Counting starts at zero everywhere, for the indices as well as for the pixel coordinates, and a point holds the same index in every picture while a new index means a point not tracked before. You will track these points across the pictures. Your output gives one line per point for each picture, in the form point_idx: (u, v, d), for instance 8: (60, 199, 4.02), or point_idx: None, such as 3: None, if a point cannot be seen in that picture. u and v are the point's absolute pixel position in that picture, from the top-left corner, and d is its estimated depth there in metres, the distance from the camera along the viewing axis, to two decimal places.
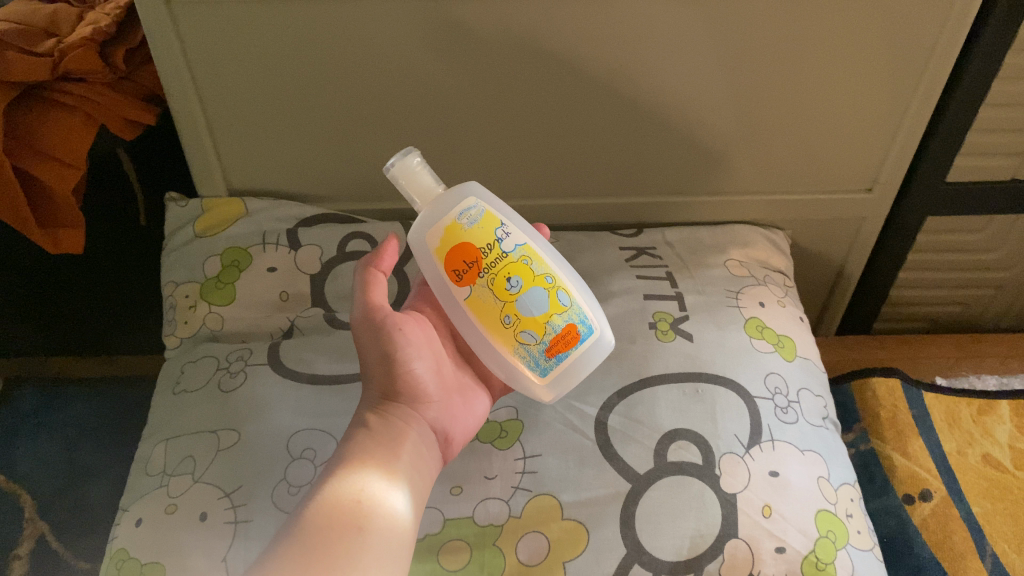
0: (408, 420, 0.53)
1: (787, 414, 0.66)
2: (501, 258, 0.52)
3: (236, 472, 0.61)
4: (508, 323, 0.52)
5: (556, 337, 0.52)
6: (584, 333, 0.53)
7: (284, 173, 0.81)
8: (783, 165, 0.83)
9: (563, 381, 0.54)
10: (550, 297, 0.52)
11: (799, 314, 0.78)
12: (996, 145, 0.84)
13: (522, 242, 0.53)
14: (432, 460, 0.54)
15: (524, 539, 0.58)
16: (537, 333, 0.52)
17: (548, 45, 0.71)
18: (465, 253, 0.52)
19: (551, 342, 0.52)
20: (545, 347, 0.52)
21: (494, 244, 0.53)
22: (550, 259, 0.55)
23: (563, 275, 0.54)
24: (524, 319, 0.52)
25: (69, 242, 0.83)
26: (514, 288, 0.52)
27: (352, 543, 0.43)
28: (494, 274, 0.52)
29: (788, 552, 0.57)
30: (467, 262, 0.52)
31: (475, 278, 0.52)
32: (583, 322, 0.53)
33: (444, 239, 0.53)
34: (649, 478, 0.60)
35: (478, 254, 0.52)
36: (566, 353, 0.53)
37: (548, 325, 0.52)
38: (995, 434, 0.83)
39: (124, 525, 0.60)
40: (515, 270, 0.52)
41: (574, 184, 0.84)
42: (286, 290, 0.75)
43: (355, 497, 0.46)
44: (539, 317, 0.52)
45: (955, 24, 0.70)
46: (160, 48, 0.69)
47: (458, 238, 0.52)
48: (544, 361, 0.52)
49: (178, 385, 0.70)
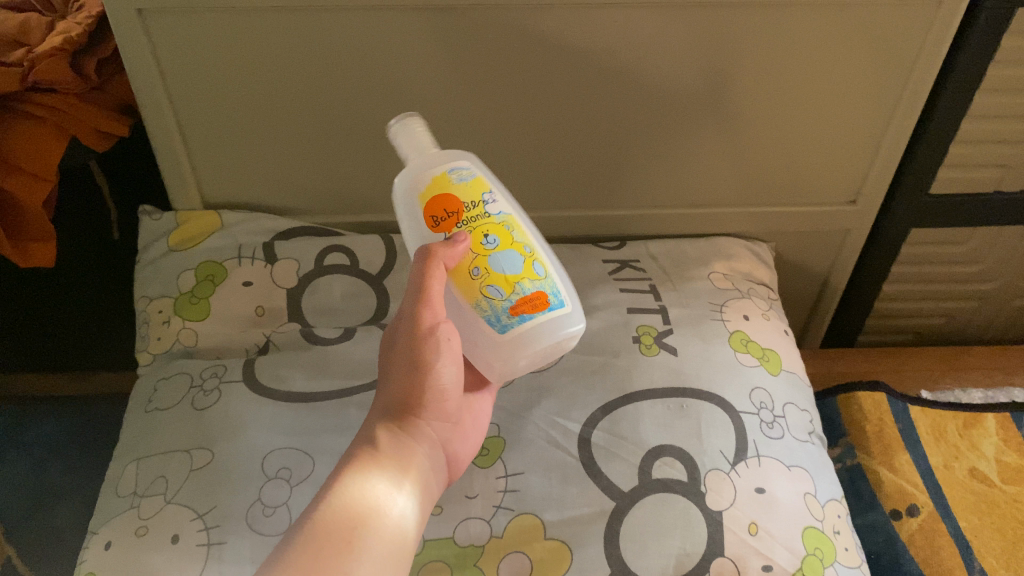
0: (424, 438, 0.49)
1: (772, 429, 0.65)
2: (483, 216, 0.52)
3: (209, 493, 0.59)
4: (475, 276, 0.50)
5: (523, 297, 0.50)
6: (553, 303, 0.51)
7: (259, 186, 0.79)
8: (766, 176, 0.83)
9: (525, 361, 0.51)
10: (524, 262, 0.52)
11: (783, 327, 0.77)
12: (978, 157, 0.83)
13: (507, 211, 0.53)
14: (435, 482, 0.50)
15: (506, 559, 0.57)
16: (503, 290, 0.50)
17: (528, 57, 0.70)
18: (447, 203, 0.52)
19: (516, 301, 0.50)
20: (509, 305, 0.50)
21: (481, 204, 0.52)
22: (533, 232, 0.54)
23: (542, 249, 0.53)
24: (494, 275, 0.51)
25: (39, 256, 0.80)
26: (489, 245, 0.51)
27: (354, 548, 0.40)
28: (472, 228, 0.52)
29: (775, 570, 0.56)
30: (446, 212, 0.52)
31: (452, 227, 0.52)
32: (553, 293, 0.52)
33: (430, 187, 0.52)
34: (633, 496, 0.59)
35: (462, 208, 0.52)
36: (530, 314, 0.50)
37: (517, 286, 0.50)
38: (981, 447, 0.83)
39: (92, 548, 0.58)
40: (494, 230, 0.52)
41: (556, 196, 0.83)
42: (262, 305, 0.74)
43: (360, 505, 0.42)
44: (508, 275, 0.51)
45: (936, 37, 0.70)
46: (132, 59, 0.67)
47: (445, 188, 0.52)
48: (506, 318, 0.50)
49: (150, 403, 0.68)
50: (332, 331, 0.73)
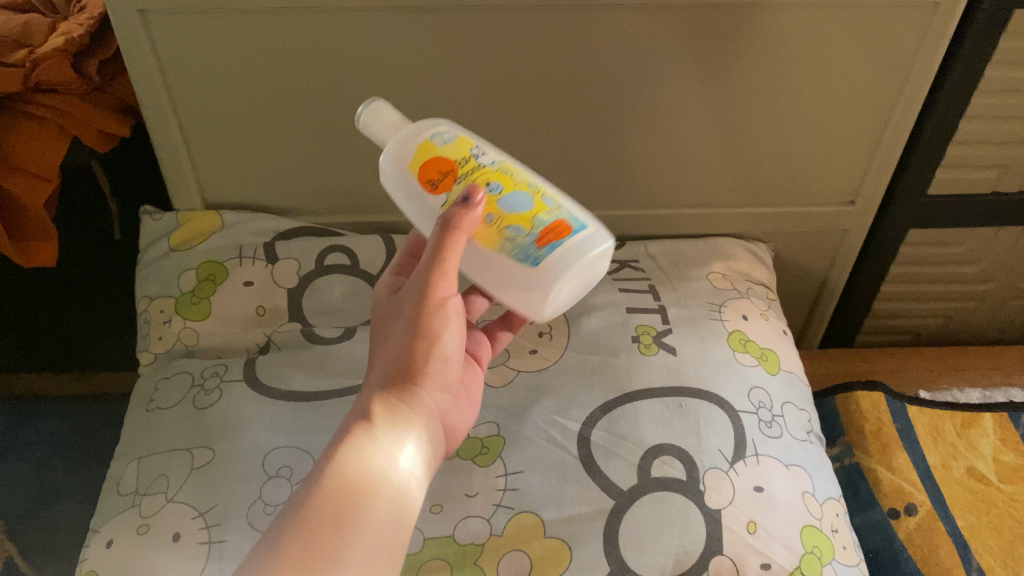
0: (424, 409, 0.47)
1: (771, 428, 0.65)
2: (478, 167, 0.53)
3: (210, 492, 0.60)
4: (491, 221, 0.51)
5: (544, 229, 0.50)
6: (576, 228, 0.51)
7: (260, 186, 0.80)
8: (765, 176, 0.83)
9: (566, 288, 0.50)
10: (534, 199, 0.51)
11: (781, 326, 0.78)
12: (976, 157, 0.84)
13: (500, 158, 0.54)
14: (434, 455, 0.48)
15: (506, 557, 0.57)
16: (524, 227, 0.50)
17: (527, 57, 0.70)
18: (440, 165, 0.53)
19: (539, 233, 0.50)
20: (534, 238, 0.50)
21: (471, 158, 0.53)
22: (532, 173, 0.54)
23: (549, 185, 0.53)
24: (508, 216, 0.51)
25: (40, 256, 0.81)
26: (494, 190, 0.52)
27: (348, 534, 0.38)
28: (471, 179, 0.52)
29: (773, 568, 0.56)
30: (442, 172, 0.53)
31: (451, 184, 0.53)
32: (573, 220, 0.51)
33: (418, 156, 0.54)
34: (632, 494, 0.59)
35: (454, 164, 0.53)
36: (559, 242, 0.50)
37: (535, 220, 0.50)
38: (979, 447, 0.83)
39: (94, 547, 0.59)
40: (494, 177, 0.52)
41: (554, 196, 0.83)
42: (263, 305, 0.74)
43: (354, 487, 0.40)
44: (524, 214, 0.51)
45: (933, 38, 0.70)
46: (133, 59, 0.68)
47: (434, 153, 0.54)
48: (534, 251, 0.50)
49: (152, 402, 0.68)
50: (332, 330, 0.73)
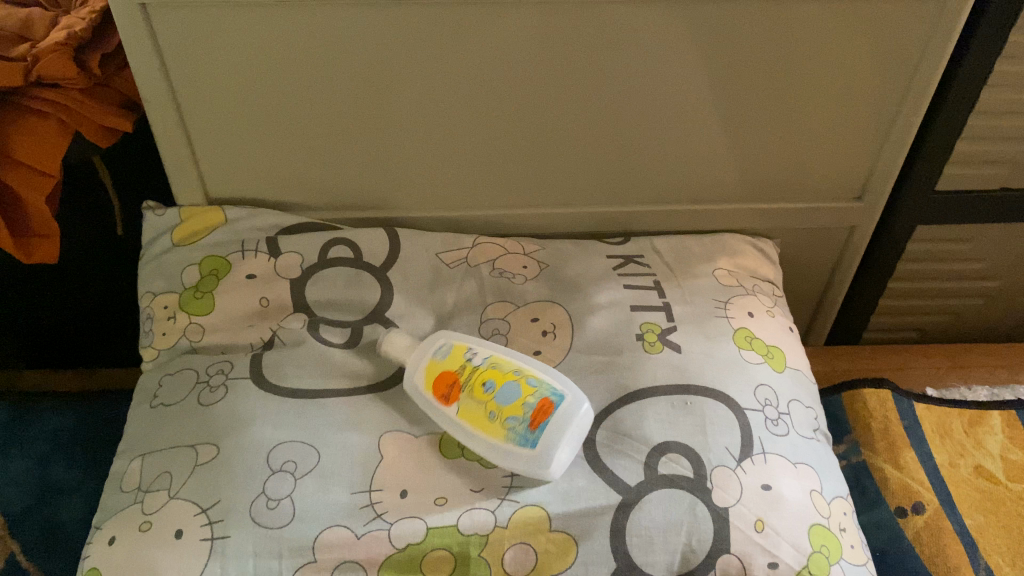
0: None
1: (778, 426, 0.65)
2: (473, 371, 0.63)
3: (212, 488, 0.59)
4: (492, 417, 0.60)
5: (533, 412, 0.60)
6: (556, 400, 0.61)
7: (262, 182, 0.79)
8: (771, 172, 0.82)
9: (567, 450, 0.60)
10: (521, 385, 0.62)
11: (788, 324, 0.77)
12: (985, 153, 0.83)
13: (489, 355, 0.64)
14: None
15: (511, 549, 0.57)
16: (517, 415, 0.60)
17: (533, 52, 0.69)
18: (446, 379, 0.64)
19: (531, 417, 0.60)
20: (527, 423, 0.60)
21: (466, 364, 0.64)
22: (522, 360, 0.65)
23: (537, 369, 0.64)
24: (504, 409, 0.60)
25: (42, 252, 0.80)
26: (489, 390, 0.62)
27: None
28: (471, 386, 0.62)
29: (781, 567, 0.56)
30: (449, 385, 0.63)
31: (458, 396, 0.62)
32: (554, 393, 0.61)
33: (426, 377, 0.65)
34: (639, 491, 0.58)
35: (456, 375, 0.63)
36: (546, 423, 0.60)
37: (524, 406, 0.60)
38: (987, 445, 0.83)
39: (96, 544, 0.59)
40: (488, 376, 0.62)
41: (559, 192, 0.83)
42: (266, 297, 0.74)
43: None
44: (515, 403, 0.60)
45: (943, 33, 0.70)
46: (135, 54, 0.67)
47: (438, 369, 0.64)
48: (530, 434, 0.59)
49: (156, 398, 0.68)
50: (336, 335, 0.72)
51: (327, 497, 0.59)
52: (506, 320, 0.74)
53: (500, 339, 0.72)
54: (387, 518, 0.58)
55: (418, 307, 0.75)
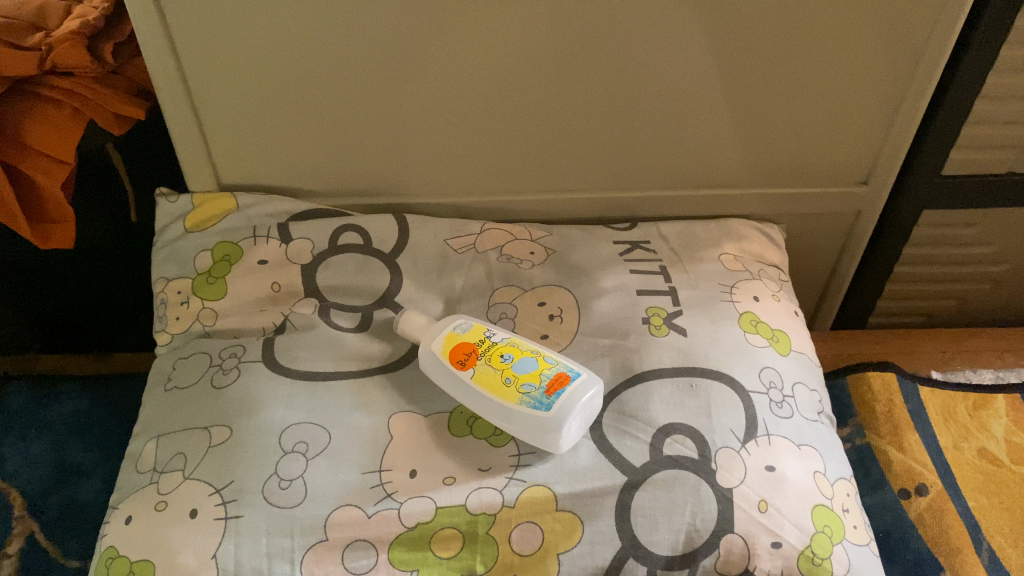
0: None
1: (782, 409, 0.65)
2: (493, 345, 0.65)
3: (226, 468, 0.60)
4: (509, 383, 0.62)
5: (550, 381, 0.62)
6: (572, 375, 0.62)
7: (273, 169, 0.80)
8: (778, 157, 0.83)
9: (576, 424, 0.61)
10: (539, 360, 0.64)
11: (793, 308, 0.78)
12: (991, 138, 0.83)
13: (508, 335, 0.67)
14: None
15: (519, 528, 0.58)
16: (534, 382, 0.61)
17: (540, 39, 0.70)
18: (465, 347, 0.65)
19: (546, 385, 0.61)
20: (543, 389, 0.61)
21: (486, 339, 0.66)
22: (538, 346, 0.67)
23: (553, 353, 0.65)
24: (521, 376, 0.62)
25: (58, 239, 0.81)
26: (507, 360, 0.64)
27: None
28: (490, 355, 0.64)
29: (783, 547, 0.57)
30: (467, 353, 0.65)
31: (475, 361, 0.64)
32: (570, 370, 0.63)
33: (445, 344, 0.66)
34: (645, 471, 0.60)
35: (474, 345, 0.65)
36: (562, 390, 0.61)
37: (541, 375, 0.62)
38: (991, 429, 0.84)
39: (114, 523, 0.60)
40: (507, 350, 0.65)
41: (567, 178, 0.84)
42: (277, 282, 0.75)
43: None
44: (532, 372, 0.62)
45: (949, 18, 0.70)
46: (148, 44, 0.68)
47: (457, 340, 0.66)
48: (544, 398, 0.60)
49: (170, 381, 0.69)
50: (347, 320, 0.74)
51: (337, 476, 0.61)
52: (513, 305, 0.75)
53: (508, 323, 0.73)
54: (397, 497, 0.60)
55: (427, 291, 0.76)
